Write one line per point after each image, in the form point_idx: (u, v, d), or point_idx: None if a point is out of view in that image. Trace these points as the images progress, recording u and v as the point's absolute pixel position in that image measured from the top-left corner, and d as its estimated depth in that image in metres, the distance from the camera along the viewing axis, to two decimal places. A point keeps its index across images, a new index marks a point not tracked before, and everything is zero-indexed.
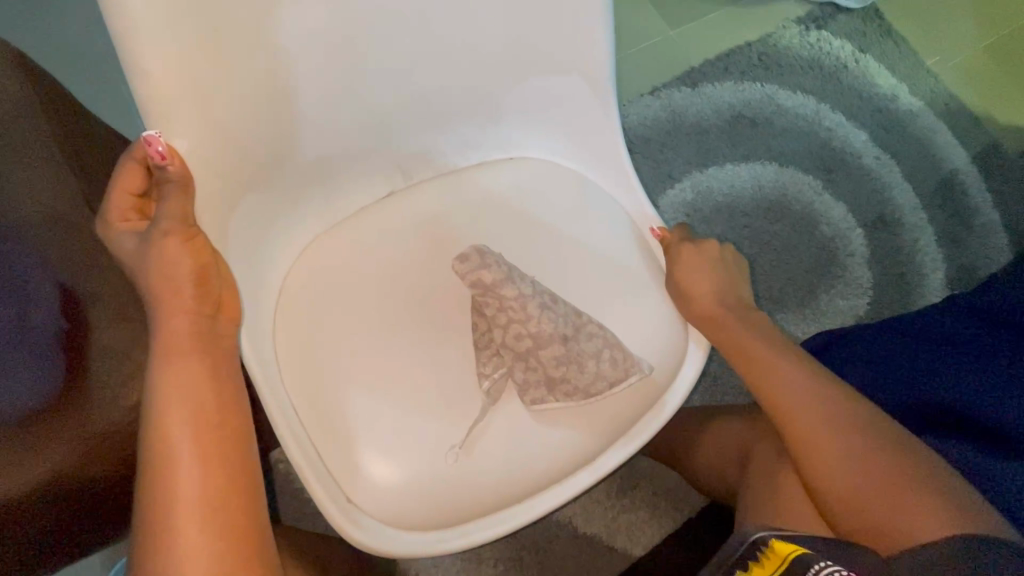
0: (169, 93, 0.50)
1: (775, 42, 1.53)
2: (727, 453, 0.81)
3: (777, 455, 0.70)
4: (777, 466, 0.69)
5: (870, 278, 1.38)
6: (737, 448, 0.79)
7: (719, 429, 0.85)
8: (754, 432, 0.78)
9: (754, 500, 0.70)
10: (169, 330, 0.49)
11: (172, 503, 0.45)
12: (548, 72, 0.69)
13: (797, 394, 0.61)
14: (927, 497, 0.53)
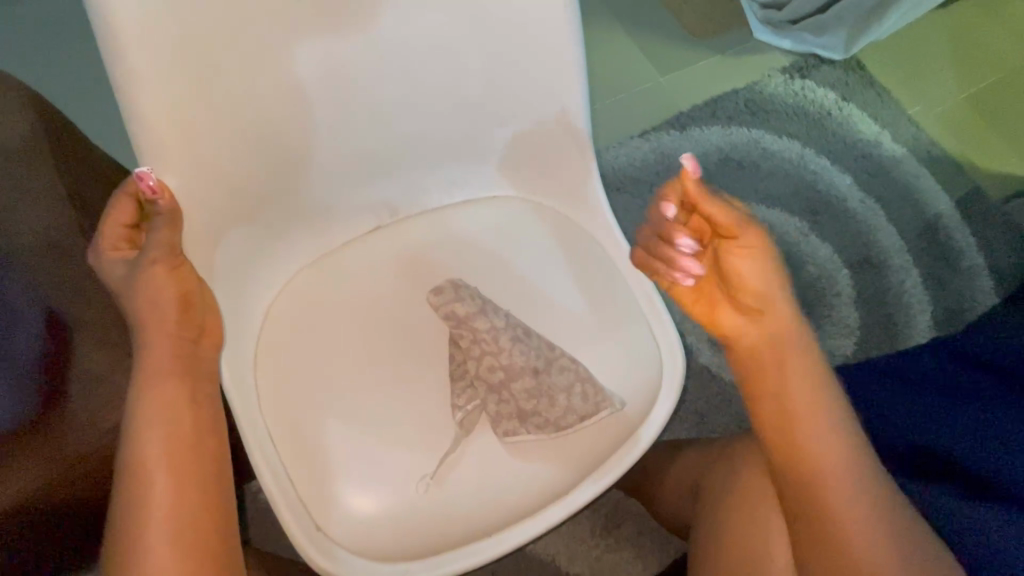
0: (162, 134, 0.55)
1: (761, 90, 1.60)
2: (683, 485, 0.84)
3: (731, 487, 0.72)
4: (734, 501, 0.70)
5: (856, 318, 1.40)
6: (693, 479, 0.82)
7: (678, 463, 0.87)
8: (706, 462, 0.81)
9: (715, 537, 0.70)
10: (150, 356, 0.50)
11: (142, 522, 0.47)
12: (527, 118, 0.73)
13: (802, 418, 0.60)
14: (879, 524, 0.55)
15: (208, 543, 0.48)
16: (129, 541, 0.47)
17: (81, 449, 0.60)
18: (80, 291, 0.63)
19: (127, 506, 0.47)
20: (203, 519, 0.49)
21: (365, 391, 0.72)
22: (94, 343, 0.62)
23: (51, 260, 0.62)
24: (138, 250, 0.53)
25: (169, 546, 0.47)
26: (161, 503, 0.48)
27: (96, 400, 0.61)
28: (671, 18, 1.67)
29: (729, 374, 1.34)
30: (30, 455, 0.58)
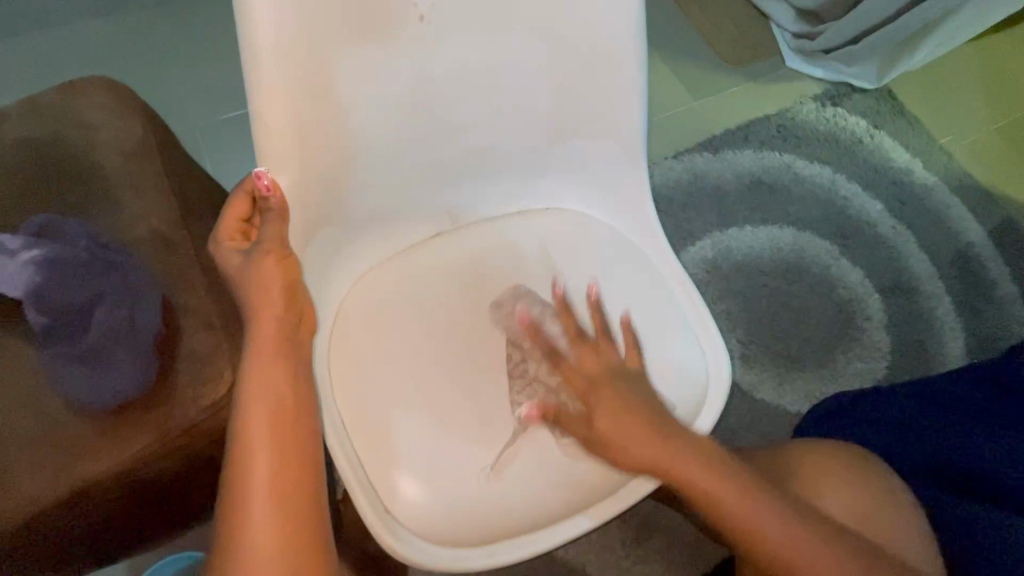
0: (280, 139, 0.60)
1: (793, 116, 1.64)
2: None
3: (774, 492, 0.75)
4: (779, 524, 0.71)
5: (888, 342, 1.41)
6: None
7: None
8: None
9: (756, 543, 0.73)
10: (260, 333, 0.58)
11: (250, 479, 0.54)
12: (590, 137, 0.78)
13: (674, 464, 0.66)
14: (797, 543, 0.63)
15: (304, 505, 0.56)
16: (241, 498, 0.54)
17: (187, 426, 0.60)
18: (190, 279, 0.66)
19: (236, 469, 0.55)
20: (299, 483, 0.56)
21: (428, 386, 0.76)
22: (201, 324, 0.64)
23: (164, 251, 0.67)
24: (250, 241, 0.61)
25: (272, 505, 0.54)
26: (265, 467, 0.55)
27: (200, 378, 0.62)
28: (705, 46, 1.73)
29: (760, 392, 1.36)
30: (136, 427, 0.59)
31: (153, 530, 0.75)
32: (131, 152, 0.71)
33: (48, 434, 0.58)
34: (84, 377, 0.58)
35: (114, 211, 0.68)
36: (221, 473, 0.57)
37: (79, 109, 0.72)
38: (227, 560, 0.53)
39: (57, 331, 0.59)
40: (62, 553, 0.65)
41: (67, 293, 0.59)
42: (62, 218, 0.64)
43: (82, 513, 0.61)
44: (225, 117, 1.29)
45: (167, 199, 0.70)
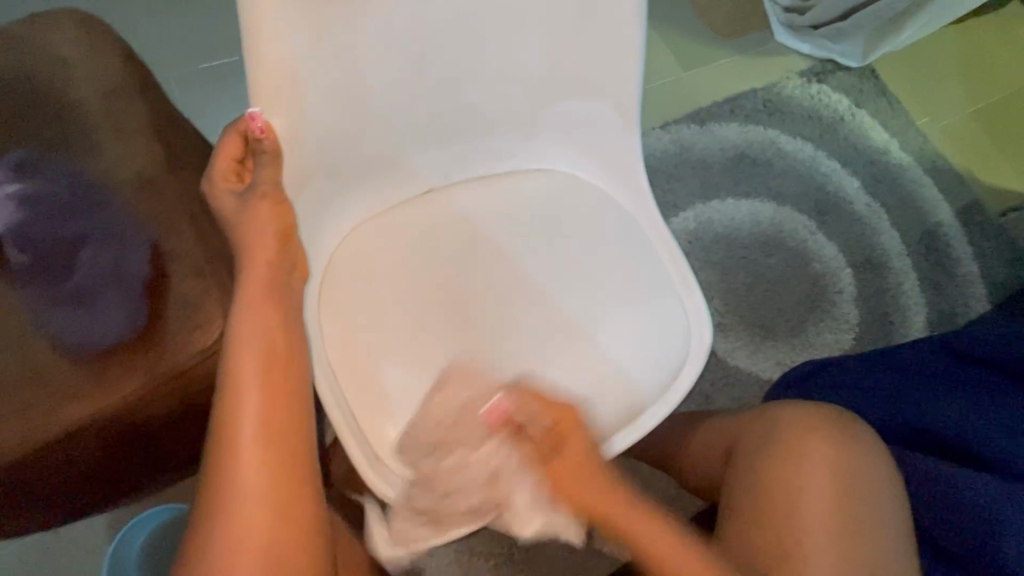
0: (276, 81, 0.57)
1: (779, 91, 1.65)
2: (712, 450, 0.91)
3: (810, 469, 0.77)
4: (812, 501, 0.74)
5: (856, 315, 1.47)
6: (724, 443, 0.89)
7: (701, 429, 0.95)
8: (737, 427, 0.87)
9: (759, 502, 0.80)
10: (253, 277, 0.59)
11: (239, 417, 0.55)
12: (586, 96, 0.78)
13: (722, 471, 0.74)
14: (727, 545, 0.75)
15: (293, 444, 0.57)
16: (228, 435, 0.55)
17: (174, 369, 0.60)
18: (175, 223, 0.64)
19: (224, 407, 0.56)
20: (287, 425, 0.57)
21: (417, 340, 0.76)
22: (188, 269, 0.62)
23: (147, 193, 0.65)
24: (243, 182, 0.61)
25: (260, 443, 0.55)
26: (254, 405, 0.56)
27: (189, 323, 0.60)
28: (696, 16, 1.71)
29: (733, 360, 1.41)
30: (122, 368, 0.58)
31: (141, 478, 0.75)
32: (109, 92, 0.68)
33: (33, 376, 0.57)
34: (68, 316, 0.58)
35: (92, 151, 0.65)
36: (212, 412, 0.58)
37: (52, 40, 0.69)
38: (214, 493, 0.54)
39: (43, 274, 0.60)
40: (49, 495, 0.66)
41: (47, 232, 0.60)
42: (43, 153, 0.64)
43: (69, 458, 0.61)
44: (200, 68, 1.23)
45: (149, 142, 0.68)
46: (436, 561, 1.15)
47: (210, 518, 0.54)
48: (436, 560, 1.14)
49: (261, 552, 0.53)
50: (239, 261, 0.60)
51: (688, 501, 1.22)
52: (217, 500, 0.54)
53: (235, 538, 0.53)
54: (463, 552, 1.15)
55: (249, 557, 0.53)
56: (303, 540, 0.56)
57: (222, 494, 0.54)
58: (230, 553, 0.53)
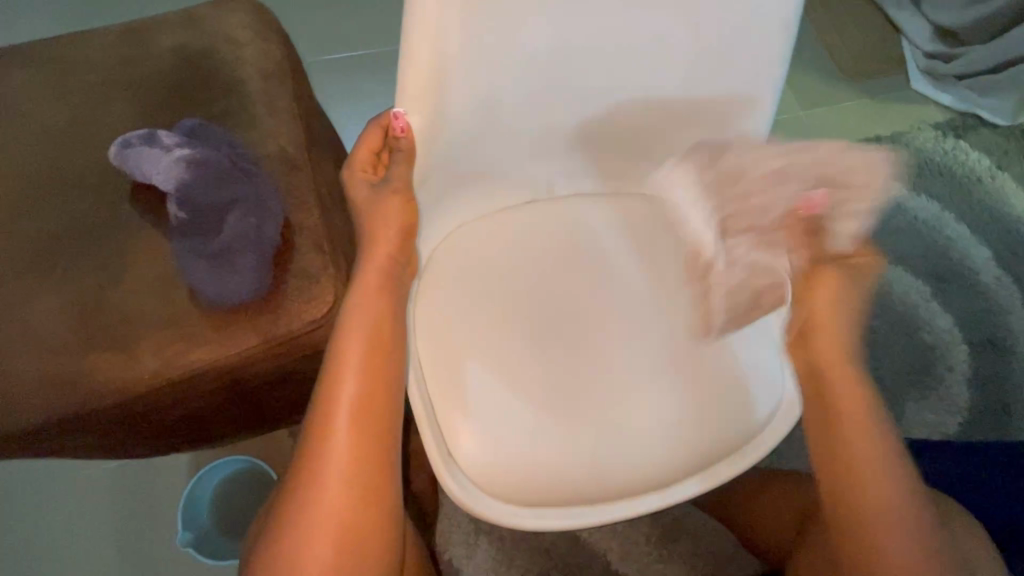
0: (422, 84, 0.59)
1: (908, 142, 1.52)
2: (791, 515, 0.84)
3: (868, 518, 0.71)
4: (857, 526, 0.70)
5: (967, 399, 1.32)
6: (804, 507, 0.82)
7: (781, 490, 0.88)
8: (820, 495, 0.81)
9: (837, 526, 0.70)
10: (373, 262, 0.64)
11: (338, 390, 0.59)
12: (709, 126, 0.75)
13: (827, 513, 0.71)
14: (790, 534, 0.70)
15: (381, 426, 0.60)
16: (328, 406, 0.59)
17: (287, 334, 0.64)
18: (305, 200, 0.69)
19: (327, 380, 0.60)
20: (381, 406, 0.60)
21: (504, 345, 0.77)
22: (311, 244, 0.67)
23: (285, 169, 0.70)
24: (378, 174, 0.67)
25: (355, 420, 0.58)
26: (353, 383, 0.59)
27: (306, 294, 0.65)
28: (823, 54, 1.62)
29: None
30: (244, 325, 0.64)
31: (235, 427, 0.82)
32: (266, 75, 0.75)
33: (171, 319, 0.64)
34: (207, 272, 0.62)
35: (245, 126, 0.72)
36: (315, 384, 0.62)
37: (226, 24, 0.77)
38: (309, 459, 0.58)
39: (192, 229, 0.63)
40: (163, 427, 0.73)
41: (206, 193, 0.62)
42: (205, 123, 0.70)
43: (187, 398, 0.68)
44: (332, 60, 1.33)
45: (293, 123, 0.73)
46: (474, 565, 1.15)
47: (302, 480, 0.57)
48: (475, 563, 1.14)
49: (341, 523, 0.56)
50: (361, 246, 0.66)
51: (744, 562, 1.15)
52: (310, 466, 0.57)
53: (322, 505, 0.56)
54: (502, 561, 1.14)
55: (330, 525, 0.56)
56: (381, 518, 0.58)
57: (315, 460, 0.57)
58: (316, 517, 0.56)
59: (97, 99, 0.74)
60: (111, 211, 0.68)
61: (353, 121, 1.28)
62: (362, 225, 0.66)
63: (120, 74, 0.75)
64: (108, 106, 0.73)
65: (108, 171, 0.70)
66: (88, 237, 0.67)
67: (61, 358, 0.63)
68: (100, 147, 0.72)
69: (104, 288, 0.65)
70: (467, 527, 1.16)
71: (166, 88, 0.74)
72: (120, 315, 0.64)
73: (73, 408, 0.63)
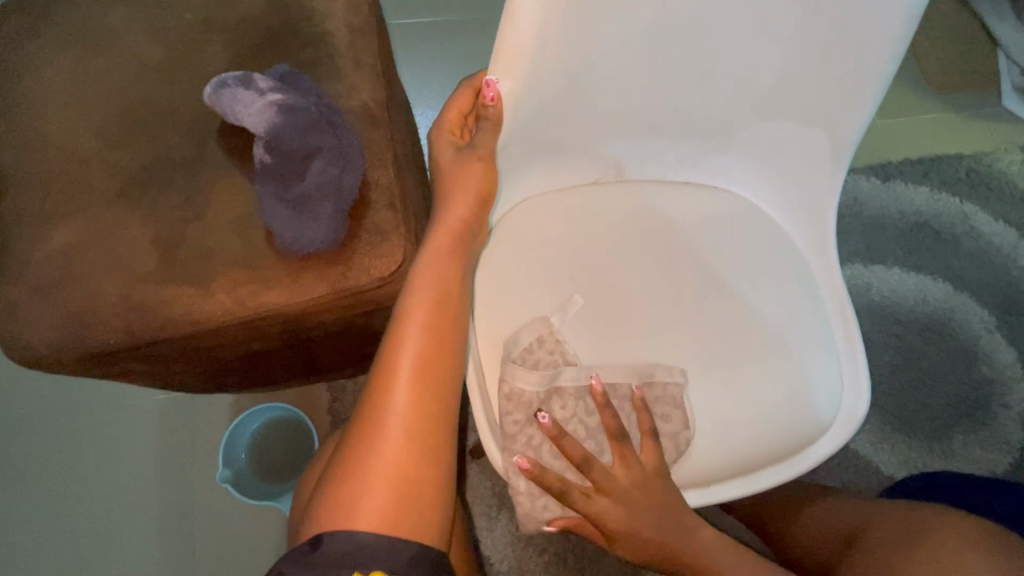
0: (514, 52, 0.58)
1: (990, 163, 1.43)
2: (831, 532, 0.80)
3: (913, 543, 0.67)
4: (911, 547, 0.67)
5: (1021, 438, 1.25)
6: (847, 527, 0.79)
7: (826, 509, 0.85)
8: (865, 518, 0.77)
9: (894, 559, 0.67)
10: (445, 223, 0.64)
11: (400, 348, 0.60)
12: (798, 122, 0.72)
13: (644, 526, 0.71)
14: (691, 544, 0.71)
15: (439, 387, 0.60)
16: (390, 365, 0.60)
17: (356, 287, 0.65)
18: (383, 155, 0.70)
19: (392, 337, 0.61)
20: (439, 368, 0.60)
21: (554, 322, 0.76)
22: (388, 201, 0.68)
23: (366, 124, 0.71)
24: (463, 138, 0.67)
25: (415, 378, 0.59)
26: (415, 342, 0.60)
27: (378, 249, 0.66)
28: (910, 61, 1.53)
29: (854, 442, 1.28)
30: (319, 274, 0.65)
31: (289, 371, 0.84)
32: (353, 29, 0.75)
33: (248, 259, 0.65)
34: (285, 216, 0.63)
35: (329, 79, 0.72)
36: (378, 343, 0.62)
37: None
38: (369, 412, 0.59)
39: (277, 173, 0.64)
40: (227, 363, 0.76)
41: (292, 138, 0.63)
42: (297, 71, 0.70)
43: (255, 337, 0.70)
44: (402, 25, 1.33)
45: (375, 80, 0.74)
46: (493, 538, 1.16)
47: (361, 431, 0.58)
48: (494, 535, 1.16)
49: (394, 480, 0.57)
50: (435, 206, 0.66)
51: None
52: (369, 422, 0.58)
53: (378, 461, 0.57)
54: (520, 537, 1.15)
55: (383, 480, 0.56)
56: (435, 478, 0.58)
57: (375, 413, 0.58)
58: (372, 470, 0.57)
59: (192, 38, 0.75)
60: (199, 148, 0.70)
61: (417, 88, 1.29)
62: (439, 185, 0.66)
63: (212, 16, 0.76)
64: (201, 46, 0.75)
65: (199, 109, 0.72)
66: (176, 171, 0.69)
67: (142, 284, 0.65)
68: (193, 86, 0.73)
69: (188, 224, 0.67)
70: (489, 500, 1.18)
71: (256, 34, 0.75)
72: (203, 250, 0.66)
73: (151, 333, 0.65)
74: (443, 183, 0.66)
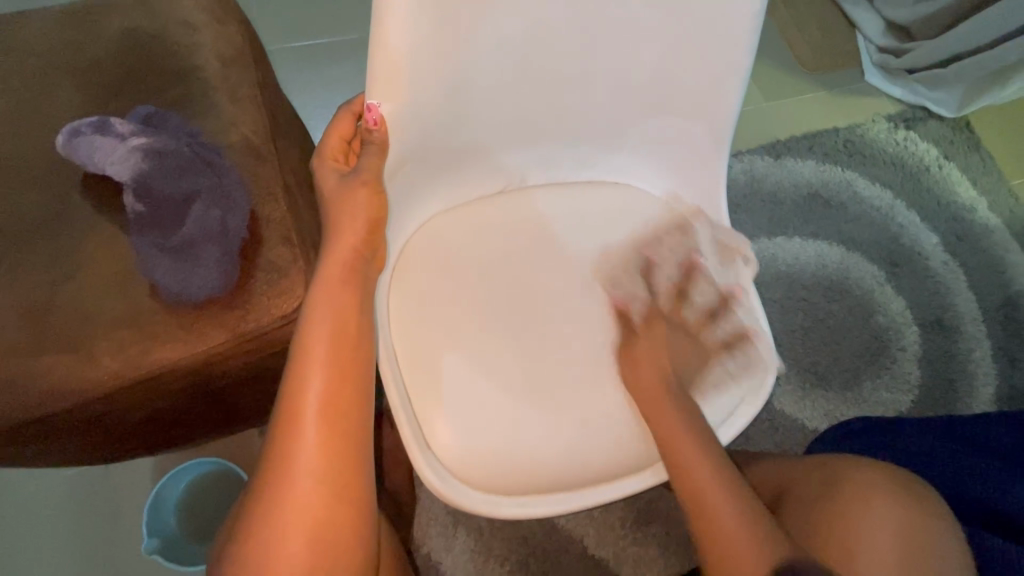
0: (391, 72, 0.58)
1: (863, 133, 1.58)
2: None
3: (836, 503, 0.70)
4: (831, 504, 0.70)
5: (919, 377, 1.39)
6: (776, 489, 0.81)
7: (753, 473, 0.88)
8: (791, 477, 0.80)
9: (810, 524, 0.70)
10: (335, 252, 0.63)
11: (302, 388, 0.57)
12: (679, 116, 0.76)
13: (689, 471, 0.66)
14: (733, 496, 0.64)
15: (349, 421, 0.58)
16: (293, 406, 0.57)
17: (256, 329, 0.63)
18: (271, 189, 0.69)
19: (293, 377, 0.58)
20: (349, 402, 0.58)
21: (472, 331, 0.77)
22: (280, 236, 0.66)
23: (249, 158, 0.69)
24: (348, 164, 0.65)
25: (322, 416, 0.57)
26: (318, 379, 0.58)
27: (275, 287, 0.64)
28: (783, 46, 1.66)
29: (779, 403, 1.37)
30: (213, 322, 0.62)
31: (204, 426, 0.80)
32: (228, 62, 0.74)
33: (130, 317, 0.61)
34: (168, 267, 0.60)
35: (205, 117, 0.70)
36: (280, 385, 0.60)
37: (179, 7, 0.76)
38: (277, 457, 0.56)
39: (152, 223, 0.61)
40: (125, 429, 0.70)
41: (165, 186, 0.60)
42: (164, 112, 0.67)
43: (151, 398, 0.65)
44: (299, 53, 1.31)
45: (255, 111, 0.72)
46: (453, 557, 1.15)
47: (270, 480, 0.56)
48: (454, 554, 1.14)
49: (310, 525, 0.55)
50: (325, 236, 0.64)
51: None
52: (277, 468, 0.56)
53: (290, 509, 0.55)
54: (480, 551, 1.14)
55: (297, 527, 0.55)
56: (353, 513, 0.57)
57: (281, 460, 0.56)
58: (285, 518, 0.55)
59: (45, 85, 0.70)
60: (63, 203, 0.65)
61: (320, 114, 1.26)
62: (327, 215, 0.64)
63: (66, 60, 0.71)
64: (56, 92, 0.70)
65: (56, 160, 0.67)
66: (37, 233, 0.64)
67: (10, 359, 0.60)
68: (46, 134, 0.68)
69: (57, 287, 0.62)
70: (444, 520, 1.16)
71: (119, 75, 0.71)
72: (77, 314, 0.61)
73: (26, 410, 0.59)
74: (330, 212, 0.63)
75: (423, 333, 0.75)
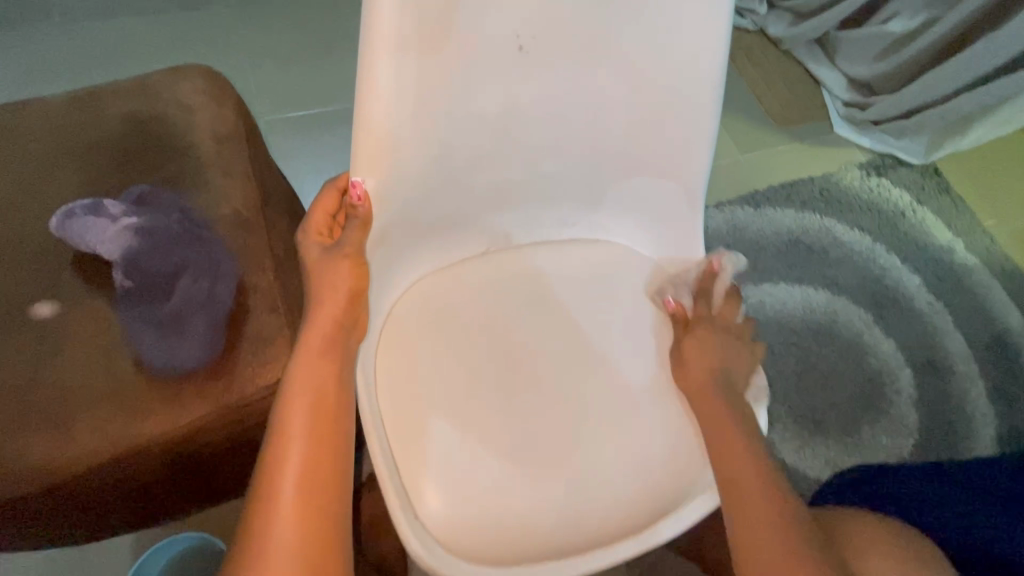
0: (375, 151, 0.62)
1: (837, 181, 1.65)
2: None
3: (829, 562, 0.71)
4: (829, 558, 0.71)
5: (916, 420, 1.38)
6: None
7: None
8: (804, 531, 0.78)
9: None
10: (318, 323, 0.64)
11: (280, 464, 0.56)
12: (651, 176, 0.80)
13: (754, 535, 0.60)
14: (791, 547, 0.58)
15: (327, 498, 0.57)
16: (270, 482, 0.56)
17: (241, 399, 0.64)
18: (259, 261, 0.70)
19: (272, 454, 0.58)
20: (328, 476, 0.57)
21: (461, 391, 0.76)
22: (267, 305, 0.68)
23: (239, 232, 0.72)
24: (332, 238, 0.67)
25: (299, 493, 0.56)
26: (298, 453, 0.57)
27: (261, 357, 0.65)
28: (754, 102, 1.76)
29: (780, 452, 1.34)
30: (198, 393, 0.63)
31: (184, 501, 0.77)
32: (222, 139, 0.78)
33: (113, 390, 0.61)
34: (155, 340, 0.62)
35: (197, 192, 0.73)
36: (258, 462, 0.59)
37: (178, 90, 0.80)
38: (250, 539, 0.54)
39: (140, 296, 0.64)
40: (102, 507, 0.68)
41: (156, 261, 0.64)
42: (158, 189, 0.71)
43: (130, 473, 0.64)
44: (293, 124, 1.38)
45: (247, 186, 0.76)
46: None
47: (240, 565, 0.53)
48: None
49: None
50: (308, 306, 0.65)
51: None
52: (248, 553, 0.53)
53: None
54: None
55: None
56: None
57: (254, 542, 0.54)
58: None
59: (43, 166, 0.73)
60: (52, 278, 0.66)
61: (312, 179, 1.31)
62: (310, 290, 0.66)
63: (65, 142, 0.75)
64: (55, 172, 0.73)
65: (48, 238, 0.69)
66: (22, 308, 0.65)
67: None
68: (41, 213, 0.70)
69: (40, 363, 0.62)
70: None
71: (115, 155, 0.75)
72: (59, 389, 0.61)
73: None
74: (312, 282, 0.65)
75: (411, 396, 0.75)
